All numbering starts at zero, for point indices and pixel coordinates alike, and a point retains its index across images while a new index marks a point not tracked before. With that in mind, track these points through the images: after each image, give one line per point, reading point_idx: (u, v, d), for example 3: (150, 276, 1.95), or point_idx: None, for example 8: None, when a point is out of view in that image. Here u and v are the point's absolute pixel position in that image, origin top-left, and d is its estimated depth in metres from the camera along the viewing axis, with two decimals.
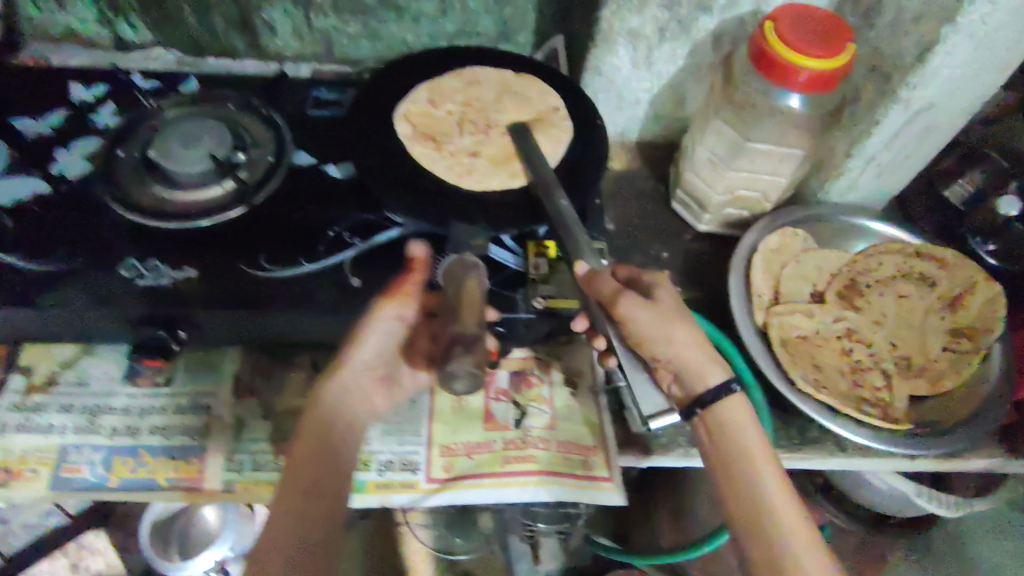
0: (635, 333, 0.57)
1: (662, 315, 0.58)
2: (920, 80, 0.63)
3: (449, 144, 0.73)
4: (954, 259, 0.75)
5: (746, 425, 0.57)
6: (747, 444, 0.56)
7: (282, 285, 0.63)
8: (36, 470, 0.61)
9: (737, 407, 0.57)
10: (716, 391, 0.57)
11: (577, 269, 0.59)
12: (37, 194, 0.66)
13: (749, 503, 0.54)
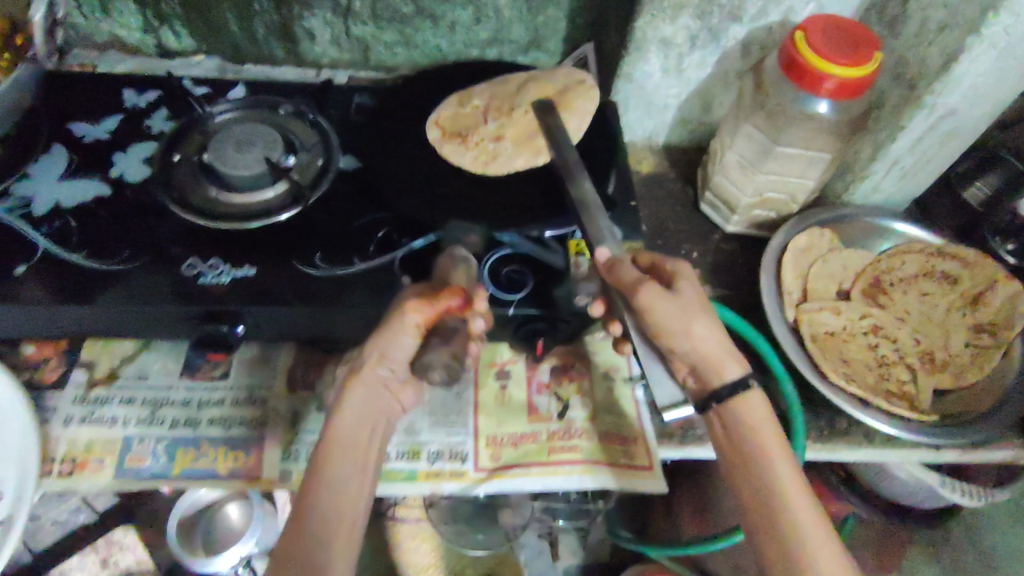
0: (654, 323, 0.59)
1: (683, 307, 0.59)
2: (945, 87, 0.66)
3: (474, 135, 0.78)
4: (976, 258, 0.77)
5: (762, 420, 0.58)
6: (762, 439, 0.57)
7: (335, 282, 0.65)
8: (102, 460, 0.64)
9: (753, 402, 0.59)
10: (732, 386, 0.59)
11: (599, 255, 0.60)
12: (98, 196, 0.69)
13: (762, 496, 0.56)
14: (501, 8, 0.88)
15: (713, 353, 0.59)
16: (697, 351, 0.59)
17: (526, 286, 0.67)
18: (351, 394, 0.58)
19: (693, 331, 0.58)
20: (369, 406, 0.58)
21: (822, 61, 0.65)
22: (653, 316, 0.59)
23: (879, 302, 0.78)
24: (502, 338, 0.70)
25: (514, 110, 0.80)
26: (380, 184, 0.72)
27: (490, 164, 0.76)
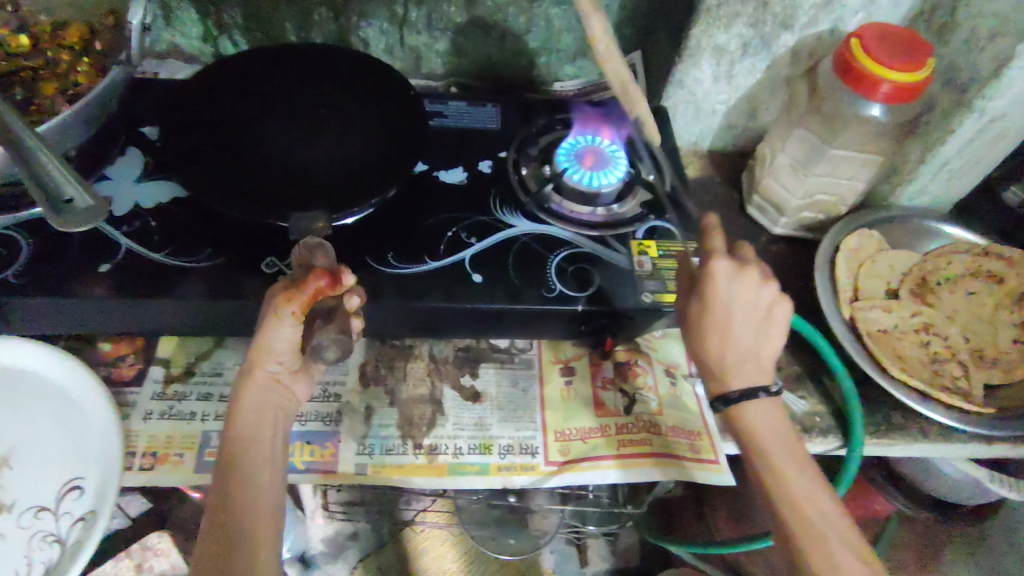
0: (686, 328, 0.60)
1: (698, 319, 0.59)
2: (996, 91, 0.69)
3: None
4: (1020, 258, 0.79)
5: (767, 428, 0.56)
6: (764, 447, 0.56)
7: (410, 279, 0.67)
8: (181, 454, 0.65)
9: (756, 411, 0.57)
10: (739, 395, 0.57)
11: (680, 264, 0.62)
12: (175, 197, 0.71)
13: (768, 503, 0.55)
14: (552, 18, 0.91)
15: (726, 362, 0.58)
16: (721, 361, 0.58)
17: (594, 283, 0.69)
18: (243, 395, 0.57)
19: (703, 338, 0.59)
20: (260, 409, 0.57)
21: (897, 74, 0.68)
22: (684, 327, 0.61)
23: (927, 301, 0.79)
24: (566, 336, 0.71)
25: None
26: (218, 177, 0.65)
27: None
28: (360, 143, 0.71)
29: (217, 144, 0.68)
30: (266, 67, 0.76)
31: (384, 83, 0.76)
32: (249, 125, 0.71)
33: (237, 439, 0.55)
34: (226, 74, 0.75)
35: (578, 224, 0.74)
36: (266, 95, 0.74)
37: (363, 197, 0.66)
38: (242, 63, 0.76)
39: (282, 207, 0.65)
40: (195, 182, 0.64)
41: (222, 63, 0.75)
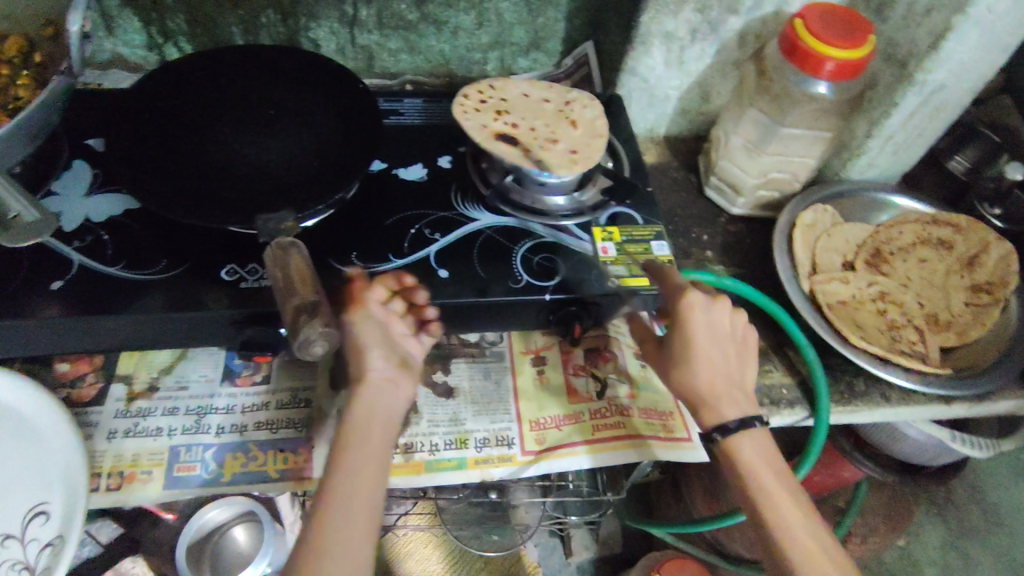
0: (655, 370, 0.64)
1: (672, 355, 0.61)
2: (934, 64, 0.71)
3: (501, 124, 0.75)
4: (967, 223, 0.82)
5: (757, 460, 0.58)
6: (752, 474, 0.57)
7: (375, 278, 0.67)
8: (150, 472, 0.64)
9: (748, 443, 0.58)
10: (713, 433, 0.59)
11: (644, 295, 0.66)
12: (127, 209, 0.69)
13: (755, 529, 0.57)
14: (503, 11, 0.91)
15: (704, 395, 0.60)
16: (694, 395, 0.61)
17: (560, 271, 0.69)
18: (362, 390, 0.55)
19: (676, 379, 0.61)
20: (373, 402, 0.55)
21: (848, 51, 0.70)
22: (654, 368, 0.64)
23: (882, 271, 0.82)
24: (535, 326, 0.71)
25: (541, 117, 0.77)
26: (172, 185, 0.63)
27: (500, 146, 0.72)
28: (315, 139, 0.70)
29: (168, 158, 0.66)
30: (208, 79, 0.74)
31: (330, 81, 0.76)
32: (199, 136, 0.68)
33: (356, 424, 0.54)
34: (164, 85, 0.73)
35: (541, 213, 0.74)
36: (212, 106, 0.72)
37: (327, 192, 0.65)
38: (179, 73, 0.74)
39: (246, 211, 0.62)
40: (147, 193, 0.62)
41: (158, 74, 0.73)
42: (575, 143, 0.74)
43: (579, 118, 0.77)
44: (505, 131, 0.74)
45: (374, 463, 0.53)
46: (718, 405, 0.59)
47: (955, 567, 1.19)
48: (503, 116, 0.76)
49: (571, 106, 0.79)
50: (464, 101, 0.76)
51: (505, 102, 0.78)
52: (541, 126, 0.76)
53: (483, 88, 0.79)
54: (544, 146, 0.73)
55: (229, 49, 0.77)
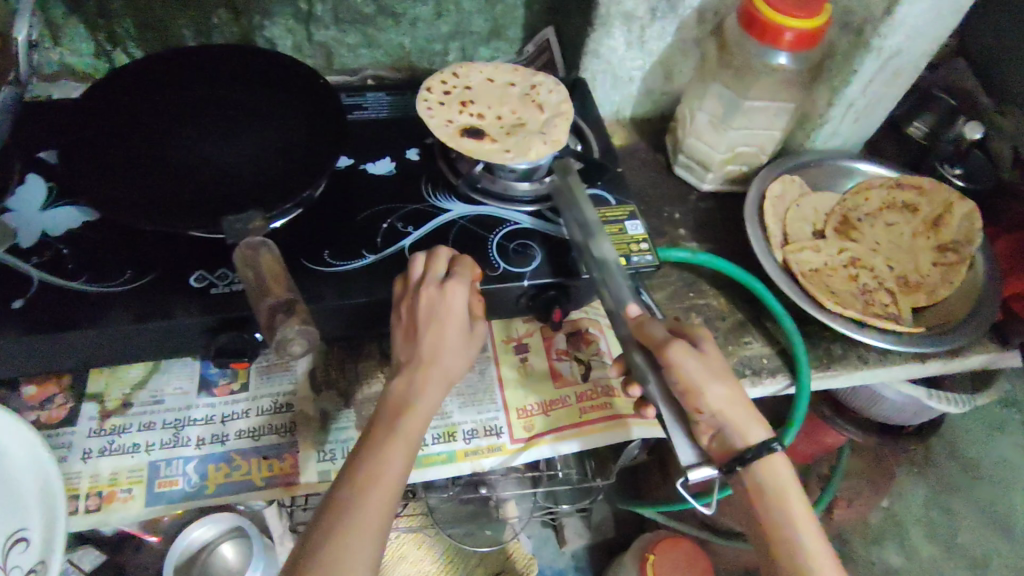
0: (683, 382, 0.57)
1: (709, 368, 0.58)
2: (889, 29, 0.72)
3: (468, 115, 0.74)
4: (930, 185, 0.84)
5: (786, 477, 0.60)
6: (784, 490, 0.59)
7: (350, 274, 0.65)
8: (130, 490, 0.62)
9: (780, 462, 0.60)
10: (758, 450, 0.58)
11: (628, 312, 0.58)
12: (86, 220, 0.67)
13: (783, 544, 0.59)
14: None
15: (737, 414, 0.59)
16: (723, 414, 0.59)
17: (537, 256, 0.69)
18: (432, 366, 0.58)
19: (714, 395, 0.58)
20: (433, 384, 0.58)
21: (813, 21, 0.71)
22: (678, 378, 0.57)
23: (852, 237, 0.83)
24: (516, 312, 0.71)
25: (507, 104, 0.76)
26: (135, 194, 0.61)
27: (468, 137, 0.71)
28: (279, 138, 0.68)
29: (123, 167, 0.63)
30: (156, 84, 0.72)
31: (291, 78, 0.74)
32: (152, 142, 0.66)
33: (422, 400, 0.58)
34: (117, 92, 0.70)
35: (514, 200, 0.74)
36: (162, 110, 0.69)
37: (296, 190, 0.63)
38: (133, 79, 0.72)
39: (211, 215, 0.60)
40: (106, 204, 0.60)
41: (111, 81, 0.71)
42: (543, 126, 0.73)
43: (544, 101, 0.77)
44: (472, 122, 0.73)
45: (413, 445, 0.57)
46: (747, 426, 0.59)
47: (939, 524, 1.22)
48: (468, 107, 0.75)
49: (535, 90, 0.78)
50: (427, 94, 0.75)
51: (468, 91, 0.77)
52: (507, 114, 0.75)
53: (445, 79, 0.78)
54: (513, 134, 0.73)
55: (184, 51, 0.75)
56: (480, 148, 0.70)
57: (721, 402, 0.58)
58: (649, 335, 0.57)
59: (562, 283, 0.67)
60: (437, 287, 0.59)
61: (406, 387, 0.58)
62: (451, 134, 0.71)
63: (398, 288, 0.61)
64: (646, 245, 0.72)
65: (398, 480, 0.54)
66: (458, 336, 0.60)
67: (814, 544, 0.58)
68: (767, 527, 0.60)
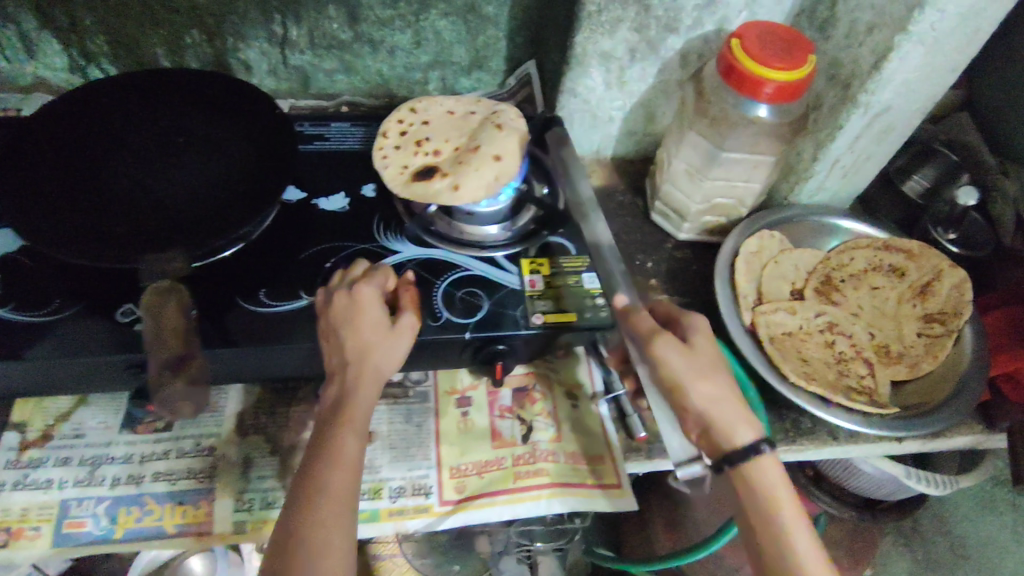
0: (668, 375, 0.58)
1: (697, 364, 0.58)
2: (877, 86, 0.67)
3: (421, 155, 0.71)
4: (920, 249, 0.78)
5: (778, 481, 0.55)
6: (775, 496, 0.54)
7: (283, 317, 0.63)
8: (38, 527, 0.59)
9: (770, 463, 0.55)
10: (742, 446, 0.55)
11: (618, 302, 0.64)
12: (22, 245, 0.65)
13: (780, 564, 0.52)
14: (440, 30, 0.88)
15: (726, 410, 0.57)
16: (710, 409, 0.57)
17: (483, 306, 0.66)
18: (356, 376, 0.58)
19: (699, 392, 0.57)
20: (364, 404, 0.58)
21: (798, 72, 0.66)
22: (664, 371, 0.58)
23: (832, 299, 0.78)
24: (458, 364, 0.68)
25: (463, 136, 0.73)
26: (66, 225, 0.59)
27: (418, 179, 0.69)
28: (225, 168, 0.67)
29: (57, 195, 0.62)
30: (105, 107, 0.70)
31: (244, 104, 0.72)
32: (91, 169, 0.64)
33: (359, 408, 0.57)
34: (63, 112, 0.68)
35: (467, 243, 0.71)
36: (107, 135, 0.68)
37: (235, 226, 0.62)
38: (83, 99, 0.70)
39: (139, 249, 0.59)
40: (31, 233, 0.58)
41: (59, 101, 0.69)
42: (499, 150, 0.70)
43: (502, 123, 0.74)
44: (428, 162, 0.71)
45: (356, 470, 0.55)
46: (734, 424, 0.56)
47: None
48: (424, 145, 0.72)
49: (492, 118, 0.75)
50: (382, 141, 0.73)
51: (425, 128, 0.75)
52: (463, 142, 0.72)
53: (401, 118, 0.76)
54: (466, 161, 0.69)
55: (138, 73, 0.74)
56: (432, 188, 0.67)
57: (707, 398, 0.57)
58: (637, 326, 0.61)
59: (504, 337, 0.64)
60: (348, 293, 0.61)
61: (337, 399, 0.58)
62: (404, 180, 0.69)
63: (321, 303, 0.61)
64: (602, 299, 0.68)
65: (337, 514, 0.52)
66: (376, 332, 0.59)
67: (814, 564, 0.52)
68: (763, 545, 0.53)
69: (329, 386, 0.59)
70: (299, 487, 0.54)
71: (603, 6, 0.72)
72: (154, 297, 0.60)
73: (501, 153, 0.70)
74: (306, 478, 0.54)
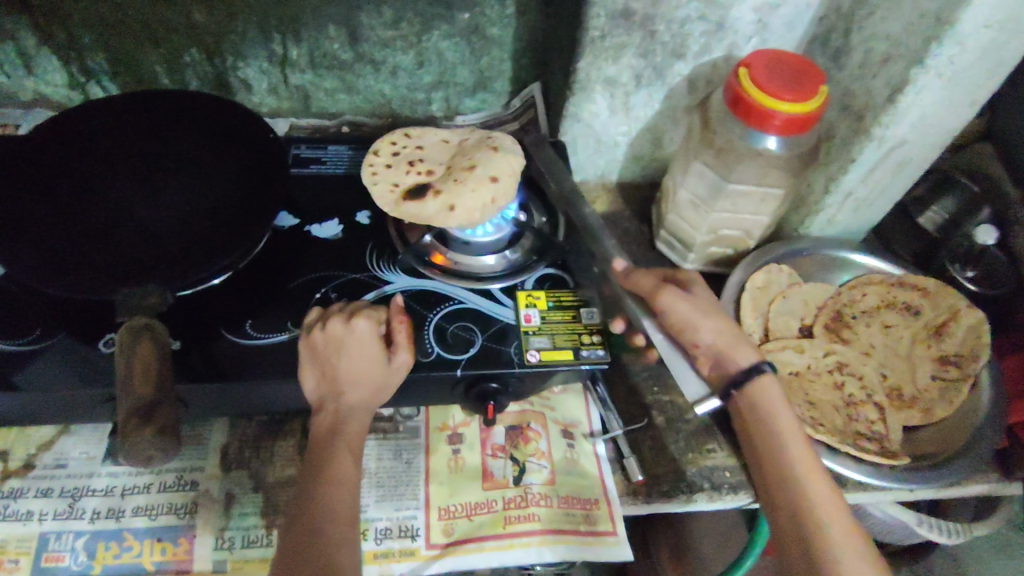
0: (676, 321, 0.63)
1: (701, 306, 0.63)
2: (892, 119, 0.64)
3: (414, 175, 0.70)
4: (936, 287, 0.75)
5: (779, 402, 0.60)
6: (781, 423, 0.59)
7: (269, 350, 0.61)
8: (16, 560, 0.58)
9: (772, 386, 0.61)
10: (748, 372, 0.61)
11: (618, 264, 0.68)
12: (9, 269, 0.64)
13: (786, 487, 0.56)
14: (443, 51, 0.86)
15: (729, 341, 0.62)
16: (717, 342, 0.62)
17: (475, 341, 0.63)
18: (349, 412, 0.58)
19: (708, 329, 0.62)
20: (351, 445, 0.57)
21: (809, 104, 0.62)
22: (671, 319, 0.63)
23: (842, 338, 0.75)
24: (451, 400, 0.66)
25: (458, 156, 0.71)
26: (49, 252, 0.59)
27: (410, 199, 0.67)
28: (214, 196, 0.66)
29: (43, 220, 0.61)
30: (98, 130, 0.70)
31: (238, 129, 0.71)
32: (79, 193, 0.64)
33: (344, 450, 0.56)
34: (56, 135, 0.68)
35: (463, 275, 0.69)
36: (97, 159, 0.67)
37: (219, 257, 0.61)
38: (77, 120, 0.70)
39: (121, 279, 0.58)
40: (13, 261, 0.57)
41: (52, 124, 0.69)
42: (495, 170, 0.68)
43: (500, 144, 0.72)
44: (420, 181, 0.69)
45: (343, 510, 0.53)
46: (736, 351, 0.62)
47: None
48: (417, 166, 0.71)
49: (490, 139, 0.73)
50: (374, 160, 0.72)
51: (419, 151, 0.73)
52: (458, 161, 0.70)
53: (394, 140, 0.74)
54: (460, 179, 0.67)
55: (136, 94, 0.73)
56: (424, 209, 0.65)
57: (713, 334, 0.62)
58: (640, 285, 0.65)
59: (497, 375, 0.62)
60: (344, 322, 0.59)
61: (331, 425, 0.57)
62: (395, 201, 0.67)
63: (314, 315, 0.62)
64: (599, 336, 0.65)
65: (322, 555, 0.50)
66: (370, 365, 0.58)
67: (818, 485, 0.55)
68: (767, 459, 0.58)
69: (318, 415, 0.58)
70: (286, 530, 0.52)
71: (607, 31, 0.70)
72: (130, 335, 0.54)
73: (496, 173, 0.67)
74: (291, 525, 0.52)
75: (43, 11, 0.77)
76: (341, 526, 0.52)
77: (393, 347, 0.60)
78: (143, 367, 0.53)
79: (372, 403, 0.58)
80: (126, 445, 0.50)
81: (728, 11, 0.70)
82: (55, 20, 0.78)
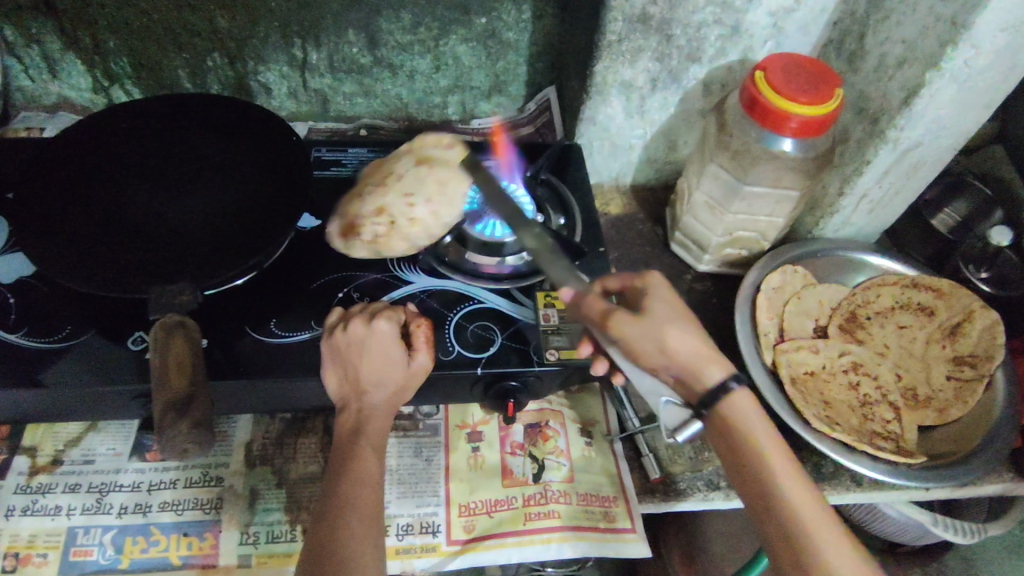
0: (633, 350, 0.55)
1: (656, 326, 0.55)
2: (907, 121, 0.65)
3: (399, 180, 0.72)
4: (950, 288, 0.75)
5: (752, 414, 0.54)
6: (755, 439, 0.53)
7: (294, 348, 0.62)
8: (46, 554, 0.59)
9: (742, 399, 0.54)
10: (715, 392, 0.54)
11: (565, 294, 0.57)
12: (21, 276, 0.66)
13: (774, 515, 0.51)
14: (459, 55, 0.87)
15: (694, 361, 0.55)
16: (681, 362, 0.55)
17: (496, 342, 0.64)
18: (373, 411, 0.59)
19: (671, 347, 0.54)
20: (374, 443, 0.58)
21: (825, 107, 0.63)
22: (627, 347, 0.55)
23: (857, 338, 0.75)
24: (472, 399, 0.67)
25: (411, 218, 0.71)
26: (80, 252, 0.60)
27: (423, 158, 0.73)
28: (239, 200, 0.67)
29: (73, 219, 0.63)
30: (127, 131, 0.71)
31: (264, 134, 0.72)
32: (109, 195, 0.65)
33: (368, 446, 0.57)
34: (86, 135, 0.70)
35: (482, 276, 0.70)
36: (127, 160, 0.69)
37: (245, 258, 0.62)
38: (109, 121, 0.72)
39: (148, 279, 0.59)
40: (45, 259, 0.59)
41: (85, 122, 0.71)
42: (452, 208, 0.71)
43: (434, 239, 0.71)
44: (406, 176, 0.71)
45: (368, 506, 0.54)
46: (703, 369, 0.55)
47: None
48: None
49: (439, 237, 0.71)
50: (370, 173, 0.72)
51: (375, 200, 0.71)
52: None
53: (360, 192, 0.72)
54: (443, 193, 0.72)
55: (160, 98, 0.75)
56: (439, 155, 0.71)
57: (675, 352, 0.54)
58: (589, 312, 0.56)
59: (516, 374, 0.62)
60: (366, 322, 0.59)
61: (354, 426, 0.58)
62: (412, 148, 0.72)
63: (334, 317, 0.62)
64: None
65: (346, 553, 0.51)
66: (393, 365, 0.59)
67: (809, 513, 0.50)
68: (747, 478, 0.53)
69: (342, 413, 0.59)
70: (311, 523, 0.53)
71: (624, 35, 0.71)
72: (164, 331, 0.55)
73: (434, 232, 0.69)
74: (317, 522, 0.53)
75: (69, 16, 0.78)
76: (369, 523, 0.53)
77: (413, 348, 0.60)
78: (177, 359, 0.54)
79: (396, 402, 0.60)
80: (163, 437, 0.52)
81: (744, 15, 0.71)
82: (80, 25, 0.79)
